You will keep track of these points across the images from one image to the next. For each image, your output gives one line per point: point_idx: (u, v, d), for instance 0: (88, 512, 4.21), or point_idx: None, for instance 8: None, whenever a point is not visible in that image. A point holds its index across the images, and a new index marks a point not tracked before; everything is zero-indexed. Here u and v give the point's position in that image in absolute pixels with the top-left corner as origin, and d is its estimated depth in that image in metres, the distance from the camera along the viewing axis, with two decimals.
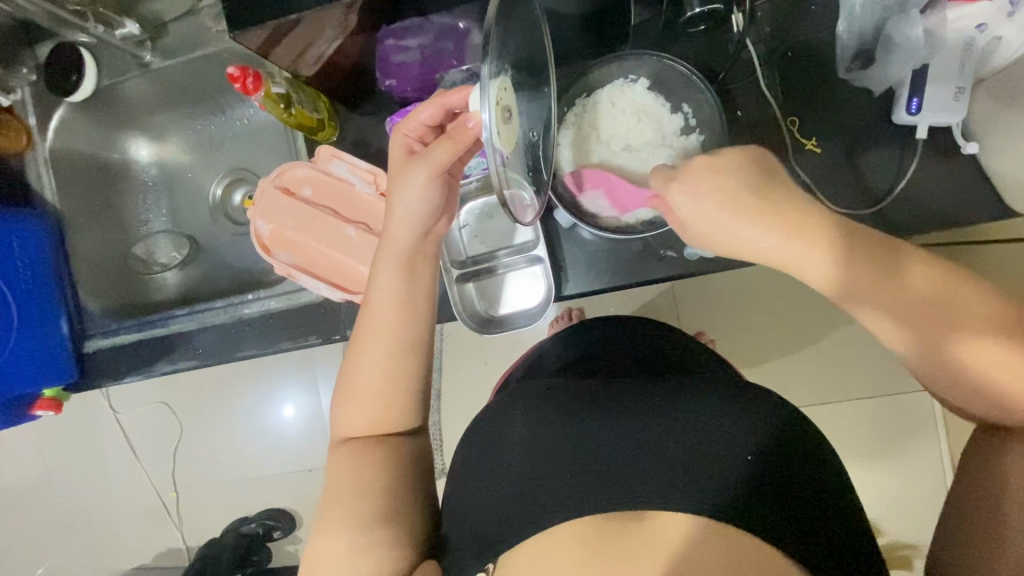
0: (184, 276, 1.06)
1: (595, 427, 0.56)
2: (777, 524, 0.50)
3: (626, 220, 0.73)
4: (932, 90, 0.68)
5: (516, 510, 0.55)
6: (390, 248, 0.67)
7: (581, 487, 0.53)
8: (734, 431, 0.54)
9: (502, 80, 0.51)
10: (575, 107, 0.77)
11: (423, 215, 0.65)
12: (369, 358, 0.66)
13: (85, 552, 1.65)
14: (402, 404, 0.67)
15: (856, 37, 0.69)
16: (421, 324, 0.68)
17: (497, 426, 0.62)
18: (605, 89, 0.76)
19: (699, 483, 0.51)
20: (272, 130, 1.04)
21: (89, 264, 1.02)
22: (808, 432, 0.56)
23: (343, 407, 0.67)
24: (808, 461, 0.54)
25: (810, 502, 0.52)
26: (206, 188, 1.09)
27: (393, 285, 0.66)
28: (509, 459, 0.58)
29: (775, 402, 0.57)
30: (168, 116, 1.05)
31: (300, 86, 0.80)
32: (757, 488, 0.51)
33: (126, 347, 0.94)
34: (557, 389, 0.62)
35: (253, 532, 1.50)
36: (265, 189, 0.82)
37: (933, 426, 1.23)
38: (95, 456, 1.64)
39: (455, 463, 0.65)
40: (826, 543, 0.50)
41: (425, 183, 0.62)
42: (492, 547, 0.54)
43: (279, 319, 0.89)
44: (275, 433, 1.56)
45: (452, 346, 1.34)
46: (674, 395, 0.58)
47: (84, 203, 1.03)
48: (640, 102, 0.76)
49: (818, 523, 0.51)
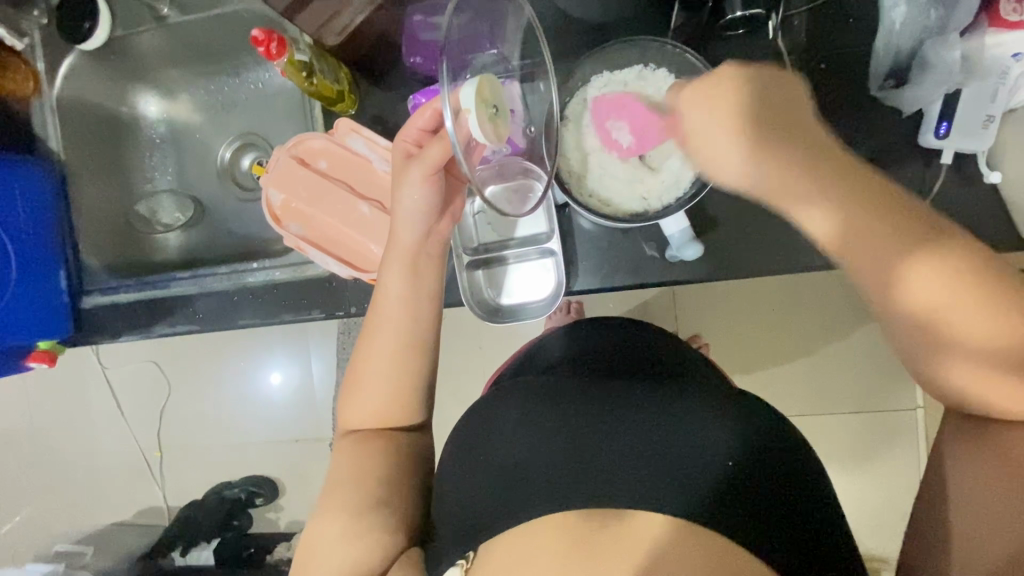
0: (187, 238, 1.04)
1: (580, 426, 0.56)
2: (751, 528, 0.50)
3: (616, 209, 0.73)
4: (961, 115, 0.68)
5: (499, 504, 0.54)
6: (394, 247, 0.67)
7: (563, 486, 0.53)
8: (716, 435, 0.54)
9: (475, 81, 0.57)
10: (590, 85, 0.74)
11: (423, 212, 0.65)
12: (374, 345, 0.67)
13: (67, 505, 1.65)
14: (408, 398, 0.68)
15: (892, 54, 0.68)
16: (422, 325, 0.68)
17: (484, 419, 0.61)
18: (623, 72, 0.74)
19: (680, 488, 0.51)
20: (287, 97, 1.02)
21: (90, 217, 1.00)
22: (792, 441, 0.56)
23: (351, 396, 0.68)
24: (791, 471, 0.54)
25: (785, 511, 0.51)
26: (216, 150, 1.08)
27: (396, 283, 0.67)
28: (494, 453, 0.58)
29: (762, 409, 0.57)
30: (181, 73, 1.03)
31: (322, 54, 0.77)
32: (734, 493, 0.51)
33: (124, 305, 0.92)
34: (544, 386, 0.61)
35: (236, 498, 1.52)
36: (279, 157, 0.80)
37: (915, 446, 1.26)
38: (81, 410, 1.63)
39: (443, 452, 0.64)
40: (798, 550, 0.50)
41: (422, 181, 0.63)
42: (475, 536, 0.54)
43: (281, 291, 0.88)
44: (262, 402, 1.56)
45: (449, 330, 1.34)
46: (661, 398, 0.57)
47: (89, 155, 1.01)
48: (655, 94, 0.73)
49: (793, 531, 0.51)
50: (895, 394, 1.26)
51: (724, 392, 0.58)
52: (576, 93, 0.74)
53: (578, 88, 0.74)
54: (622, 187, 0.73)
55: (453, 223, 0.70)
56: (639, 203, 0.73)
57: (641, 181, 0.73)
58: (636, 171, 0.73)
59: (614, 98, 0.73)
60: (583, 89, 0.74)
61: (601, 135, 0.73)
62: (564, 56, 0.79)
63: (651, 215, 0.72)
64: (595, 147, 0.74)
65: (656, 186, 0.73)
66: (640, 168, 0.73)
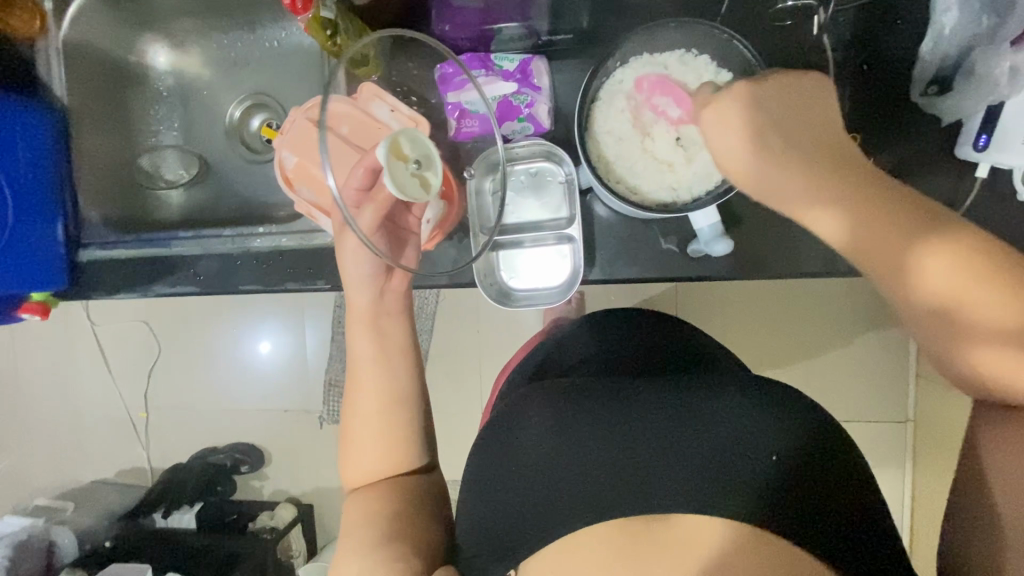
0: (190, 198, 1.01)
1: (612, 427, 0.55)
2: (808, 526, 0.48)
3: (644, 198, 0.71)
4: (1002, 128, 0.66)
5: (532, 512, 0.53)
6: (354, 313, 0.72)
7: (600, 490, 0.52)
8: (759, 432, 0.52)
9: (389, 139, 0.64)
10: (627, 66, 0.72)
11: (368, 276, 0.70)
12: (362, 399, 0.70)
13: (49, 459, 1.63)
14: (404, 446, 0.70)
15: (938, 60, 0.67)
16: (402, 379, 0.71)
17: (515, 417, 0.60)
18: (664, 55, 0.71)
19: (723, 489, 0.50)
20: (303, 58, 0.99)
21: (91, 167, 0.96)
22: (841, 434, 0.54)
23: (347, 457, 0.70)
24: (845, 467, 0.52)
25: (843, 509, 0.49)
26: (224, 108, 1.04)
27: (363, 344, 0.71)
28: (527, 453, 0.56)
29: (807, 403, 0.55)
30: (194, 24, 1.00)
31: (349, 14, 0.75)
32: (786, 490, 0.49)
33: (122, 261, 0.89)
34: (575, 386, 0.60)
35: (221, 464, 1.51)
36: (296, 120, 0.78)
37: (903, 457, 1.27)
38: (68, 364, 1.60)
39: (472, 452, 0.62)
40: (861, 549, 0.48)
41: (359, 247, 0.69)
42: (511, 553, 0.52)
43: (287, 258, 0.85)
44: (254, 369, 1.54)
45: (448, 310, 1.33)
46: (695, 395, 0.56)
47: (93, 102, 0.97)
48: (696, 81, 0.71)
49: (853, 529, 0.49)
50: (887, 406, 1.28)
51: (761, 387, 0.56)
52: (614, 72, 0.72)
53: (618, 66, 0.72)
54: (650, 177, 0.72)
55: (407, 278, 0.73)
56: (667, 193, 0.72)
57: (670, 172, 0.71)
58: (664, 160, 0.71)
59: (653, 81, 0.71)
60: (622, 69, 0.72)
61: (632, 122, 0.72)
62: (597, 35, 0.76)
63: (680, 207, 0.69)
64: (627, 132, 0.72)
65: (688, 177, 0.71)
66: (671, 159, 0.71)
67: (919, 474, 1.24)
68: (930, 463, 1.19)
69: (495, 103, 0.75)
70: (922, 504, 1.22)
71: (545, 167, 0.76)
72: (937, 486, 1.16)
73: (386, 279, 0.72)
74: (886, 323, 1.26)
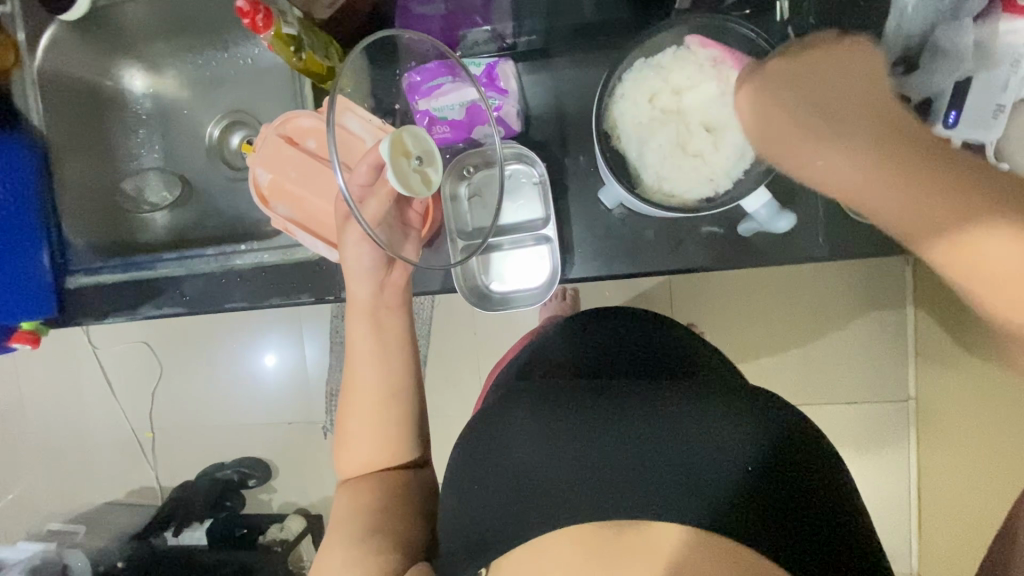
0: (176, 218, 1.01)
1: (593, 434, 0.55)
2: (777, 533, 0.48)
3: (683, 198, 0.69)
4: (970, 104, 0.65)
5: (508, 512, 0.53)
6: (353, 306, 0.73)
7: (579, 492, 0.52)
8: (734, 437, 0.52)
9: (393, 136, 0.63)
10: (626, 75, 0.69)
11: (369, 268, 0.71)
12: (356, 396, 0.71)
13: (58, 485, 1.64)
14: (398, 440, 0.71)
15: (903, 37, 0.67)
16: (395, 378, 0.72)
17: (499, 425, 0.59)
18: (658, 57, 0.69)
19: (697, 493, 0.50)
20: (276, 72, 0.99)
21: (75, 196, 0.98)
22: (813, 438, 0.55)
23: (343, 450, 0.71)
24: (814, 474, 0.52)
25: (810, 514, 0.50)
26: (204, 127, 1.04)
27: (362, 339, 0.72)
28: (508, 458, 0.56)
29: (778, 408, 0.56)
30: (169, 47, 1.00)
31: (312, 29, 0.75)
32: (756, 497, 0.50)
33: (108, 286, 0.90)
34: (556, 392, 0.60)
35: (229, 479, 1.52)
36: (266, 136, 0.78)
37: (906, 436, 1.26)
38: (72, 389, 1.62)
39: (451, 462, 0.62)
40: (829, 553, 0.49)
41: (362, 238, 0.69)
42: (484, 553, 0.52)
43: (271, 274, 0.86)
44: (255, 384, 1.55)
45: (443, 315, 1.34)
46: (673, 399, 0.57)
47: (72, 130, 0.98)
48: (699, 72, 0.68)
49: (819, 534, 0.50)
50: (887, 386, 1.27)
51: (737, 393, 0.57)
52: (614, 84, 0.70)
53: (617, 82, 0.70)
54: (686, 177, 0.69)
55: (407, 270, 0.74)
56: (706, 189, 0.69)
57: (699, 170, 0.68)
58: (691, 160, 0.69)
59: (654, 87, 0.69)
60: (621, 85, 0.70)
61: (646, 132, 0.69)
62: (562, 35, 0.77)
63: (700, 205, 0.68)
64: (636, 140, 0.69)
65: (722, 166, 0.68)
66: (703, 159, 0.68)
67: (923, 453, 1.24)
68: (934, 441, 1.19)
69: (464, 109, 0.75)
70: (929, 482, 1.22)
71: (519, 169, 0.76)
72: (944, 464, 1.15)
73: (386, 272, 0.72)
74: (879, 303, 1.26)
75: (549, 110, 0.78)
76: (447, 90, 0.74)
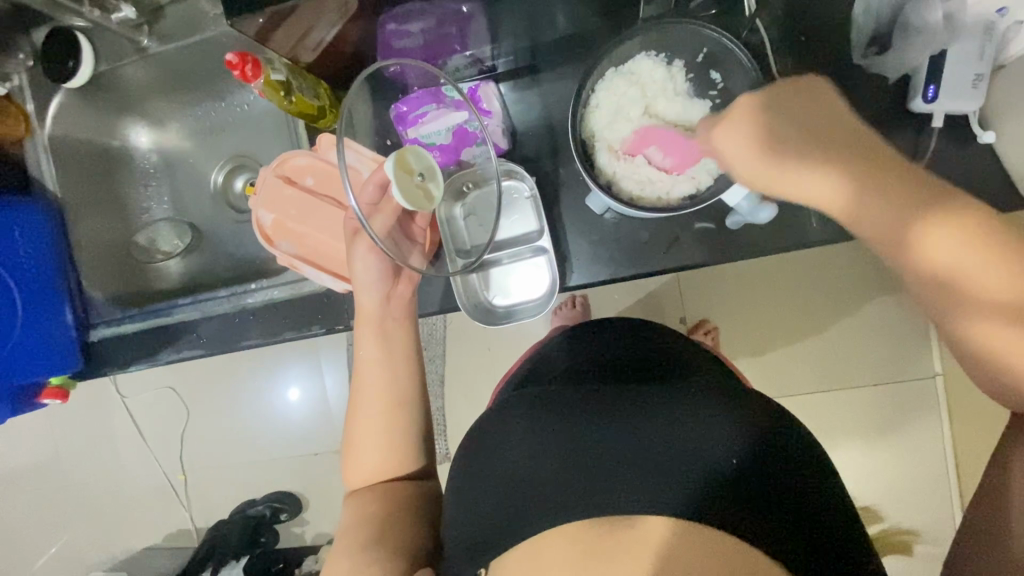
0: (188, 264, 1.05)
1: (588, 433, 0.55)
2: (761, 527, 0.49)
3: (672, 195, 0.71)
4: (949, 77, 0.67)
5: (509, 516, 0.53)
6: (361, 318, 0.75)
7: (574, 490, 0.52)
8: (724, 434, 0.53)
9: (395, 155, 0.65)
10: (601, 86, 0.72)
11: (377, 281, 0.72)
12: (364, 413, 0.73)
13: (97, 535, 1.67)
14: (407, 458, 0.73)
15: (873, 20, 0.70)
16: (404, 395, 0.73)
17: (496, 430, 0.60)
18: (626, 68, 0.72)
19: (687, 487, 0.51)
20: (273, 115, 1.03)
21: (91, 253, 1.02)
22: (798, 434, 0.56)
23: (353, 465, 0.73)
24: (800, 470, 0.53)
25: (794, 509, 0.51)
26: (208, 176, 1.09)
27: (371, 355, 0.74)
28: (506, 460, 0.57)
29: (767, 407, 0.56)
30: (166, 102, 1.04)
31: (299, 73, 0.79)
32: (743, 490, 0.51)
33: (129, 335, 0.93)
34: (551, 393, 0.60)
35: (261, 514, 1.53)
36: (265, 178, 0.81)
37: (937, 411, 1.24)
38: (104, 439, 1.66)
39: (452, 476, 0.63)
40: (811, 548, 0.50)
41: (370, 251, 0.71)
42: (483, 553, 0.54)
43: (282, 309, 0.88)
44: (278, 416, 1.57)
45: (456, 333, 1.36)
46: (665, 395, 0.57)
47: (84, 192, 1.02)
48: (665, 78, 0.72)
49: (803, 529, 0.50)
50: (911, 362, 1.25)
51: (726, 392, 0.57)
52: (593, 95, 0.72)
53: (592, 92, 0.72)
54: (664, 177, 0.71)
55: (412, 285, 0.76)
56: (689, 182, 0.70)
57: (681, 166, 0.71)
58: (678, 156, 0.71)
59: (627, 96, 0.72)
60: (594, 95, 0.72)
61: (625, 138, 0.72)
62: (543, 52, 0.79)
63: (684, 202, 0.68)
64: (617, 146, 0.72)
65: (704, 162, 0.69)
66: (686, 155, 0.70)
67: (954, 427, 1.21)
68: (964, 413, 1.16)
69: (450, 133, 0.77)
70: (963, 457, 1.19)
71: (516, 184, 0.78)
72: (977, 437, 1.13)
73: (392, 286, 0.74)
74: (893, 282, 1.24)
75: (536, 125, 0.81)
76: (431, 117, 0.76)
